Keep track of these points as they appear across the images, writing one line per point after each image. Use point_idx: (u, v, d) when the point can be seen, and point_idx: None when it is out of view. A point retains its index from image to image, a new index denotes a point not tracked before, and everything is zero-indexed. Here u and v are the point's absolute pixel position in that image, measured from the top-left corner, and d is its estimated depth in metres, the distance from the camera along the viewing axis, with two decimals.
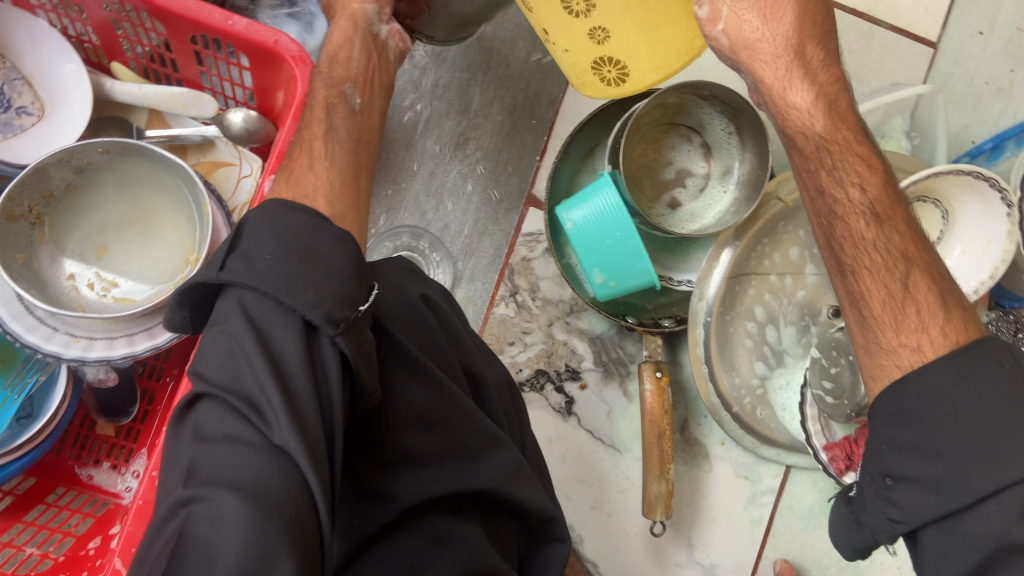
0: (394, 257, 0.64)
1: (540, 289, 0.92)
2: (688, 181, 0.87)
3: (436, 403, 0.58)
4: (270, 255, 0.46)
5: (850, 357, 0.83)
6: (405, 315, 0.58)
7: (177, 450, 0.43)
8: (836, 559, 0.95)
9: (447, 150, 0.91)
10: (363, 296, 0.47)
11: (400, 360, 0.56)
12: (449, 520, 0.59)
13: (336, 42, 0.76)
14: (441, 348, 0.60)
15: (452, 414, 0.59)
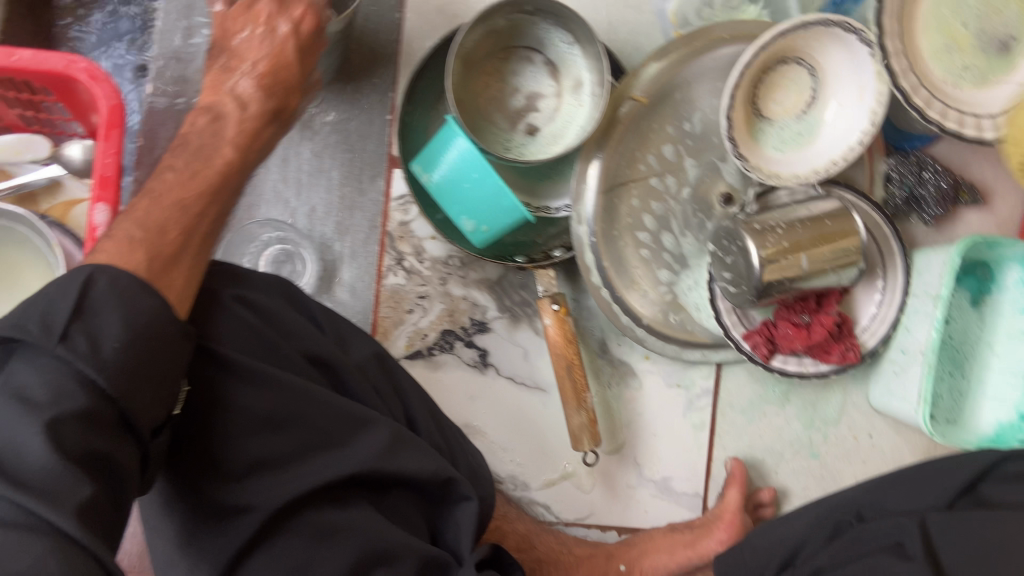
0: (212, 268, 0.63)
1: (425, 250, 0.89)
2: (540, 103, 0.83)
3: (279, 402, 0.57)
4: (118, 339, 0.47)
5: (741, 243, 0.80)
6: (223, 321, 0.59)
7: None
8: (787, 443, 0.93)
9: (294, 132, 0.88)
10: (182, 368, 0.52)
11: (226, 367, 0.57)
12: (332, 512, 0.58)
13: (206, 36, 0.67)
14: (274, 345, 0.60)
15: (297, 407, 0.58)
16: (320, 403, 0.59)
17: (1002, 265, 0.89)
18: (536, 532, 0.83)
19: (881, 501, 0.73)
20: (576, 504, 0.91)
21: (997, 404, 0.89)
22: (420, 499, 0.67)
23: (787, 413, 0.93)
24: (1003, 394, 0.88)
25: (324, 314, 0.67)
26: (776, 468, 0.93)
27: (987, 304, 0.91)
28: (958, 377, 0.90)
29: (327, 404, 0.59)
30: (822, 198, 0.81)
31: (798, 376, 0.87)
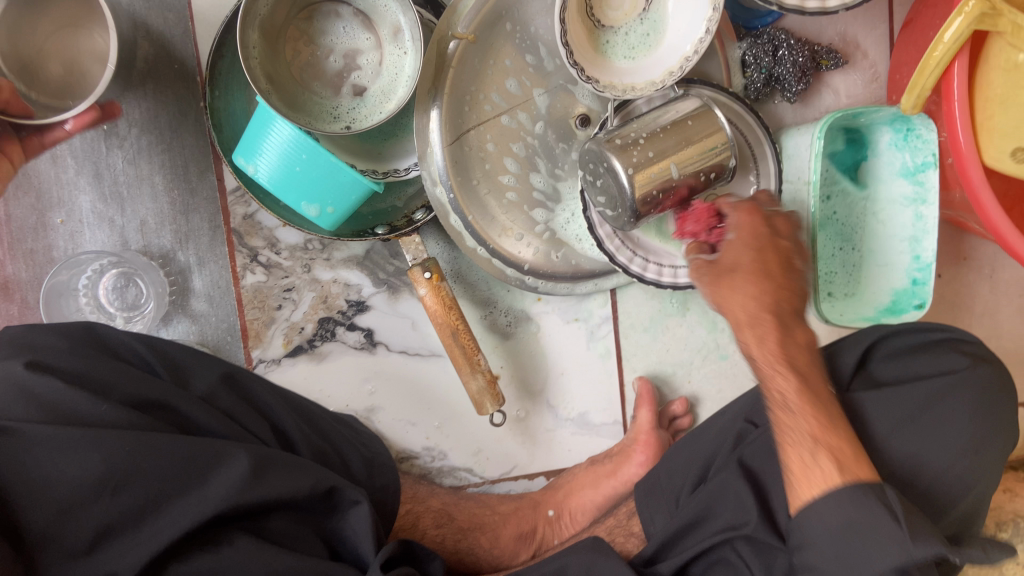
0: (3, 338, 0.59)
1: (279, 240, 0.82)
2: (360, 61, 0.76)
3: (110, 461, 0.52)
4: None
5: (607, 164, 0.74)
6: (27, 392, 0.54)
7: None
8: (695, 351, 0.91)
9: (100, 142, 0.78)
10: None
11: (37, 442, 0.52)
12: (204, 559, 0.54)
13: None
14: (91, 403, 0.55)
15: (131, 459, 0.53)
16: (158, 447, 0.54)
17: (874, 127, 0.84)
18: (453, 505, 0.79)
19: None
20: (497, 460, 0.89)
21: (886, 270, 0.87)
22: (310, 514, 0.63)
23: (690, 322, 0.91)
24: (892, 259, 0.86)
25: (150, 349, 0.63)
26: (688, 378, 0.92)
27: (865, 169, 0.87)
28: (848, 250, 0.88)
29: (168, 445, 0.55)
30: (682, 99, 0.77)
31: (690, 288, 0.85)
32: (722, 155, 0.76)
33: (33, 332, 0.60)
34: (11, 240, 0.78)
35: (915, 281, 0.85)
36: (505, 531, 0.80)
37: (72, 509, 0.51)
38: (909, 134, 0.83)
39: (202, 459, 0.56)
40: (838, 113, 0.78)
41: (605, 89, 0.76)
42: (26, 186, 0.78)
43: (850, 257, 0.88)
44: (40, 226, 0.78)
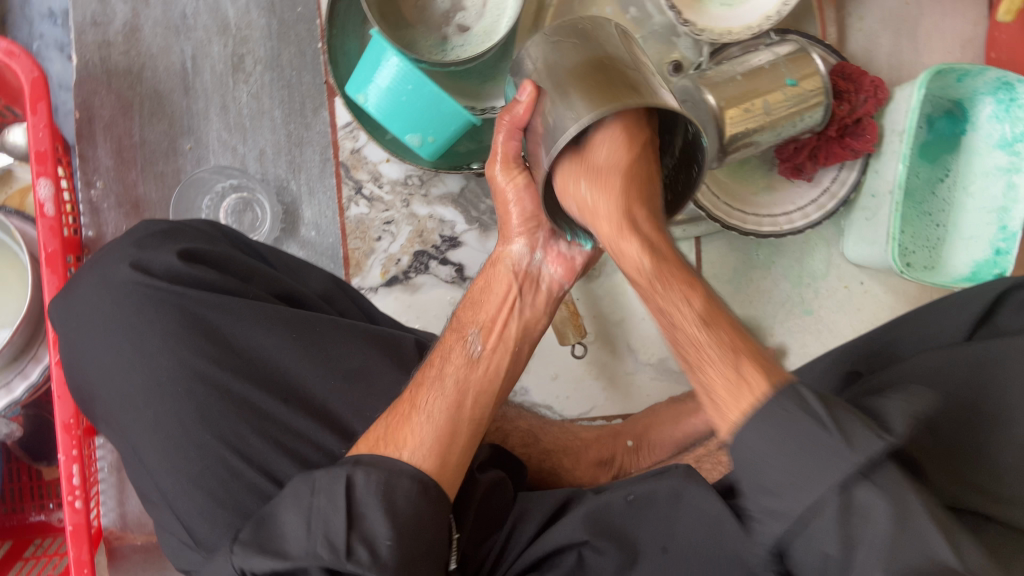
0: (139, 227, 0.60)
1: (382, 174, 0.88)
2: (466, 2, 0.81)
3: (280, 334, 0.56)
4: (425, 418, 0.52)
5: (697, 98, 0.77)
6: (182, 280, 0.56)
7: (333, 520, 0.45)
8: (779, 305, 0.92)
9: (227, 76, 0.86)
10: (217, 325, 0.55)
11: (212, 315, 0.55)
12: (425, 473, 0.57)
13: (479, 284, 0.64)
14: (243, 290, 0.58)
15: (309, 338, 0.57)
16: (332, 324, 0.58)
17: (976, 98, 0.84)
18: (538, 428, 0.81)
19: (897, 344, 0.65)
20: (578, 400, 0.91)
21: (972, 243, 0.85)
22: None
23: (775, 275, 0.92)
24: (979, 231, 0.84)
25: (273, 252, 0.65)
26: (772, 330, 0.92)
27: (962, 142, 0.86)
28: (927, 221, 0.87)
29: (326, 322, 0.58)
30: (778, 43, 0.79)
31: (773, 235, 0.86)
32: (815, 97, 0.77)
33: (167, 225, 0.61)
34: (144, 162, 0.86)
35: (999, 251, 0.82)
36: (586, 454, 0.81)
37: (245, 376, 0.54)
38: (1012, 104, 0.81)
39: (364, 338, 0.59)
40: (939, 67, 0.78)
41: (701, 35, 0.80)
42: (160, 115, 0.86)
43: (931, 232, 0.88)
44: (170, 151, 0.86)
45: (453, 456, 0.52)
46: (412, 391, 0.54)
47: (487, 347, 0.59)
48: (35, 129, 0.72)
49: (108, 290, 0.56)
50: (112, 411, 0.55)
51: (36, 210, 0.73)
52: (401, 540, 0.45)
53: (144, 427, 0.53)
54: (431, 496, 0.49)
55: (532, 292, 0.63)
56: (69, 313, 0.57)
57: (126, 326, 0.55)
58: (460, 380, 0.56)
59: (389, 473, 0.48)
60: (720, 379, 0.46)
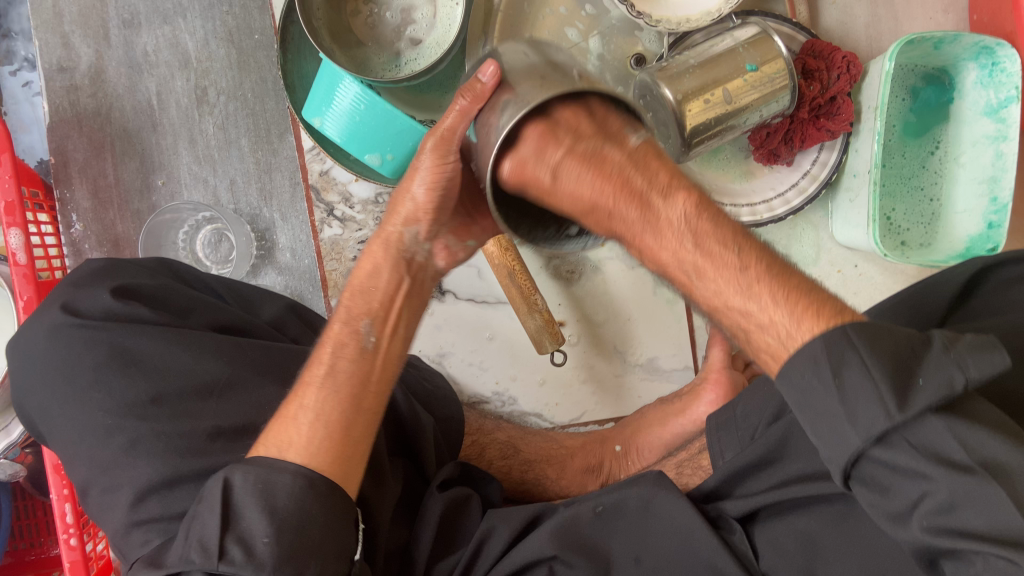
0: (84, 266, 0.61)
1: (352, 194, 0.87)
2: (415, 15, 0.80)
3: (216, 365, 0.57)
4: (307, 418, 0.52)
5: (655, 92, 0.75)
6: (119, 317, 0.57)
7: (205, 524, 0.47)
8: None
9: (193, 109, 0.87)
10: (152, 359, 0.56)
11: (149, 350, 0.56)
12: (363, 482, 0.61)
13: (363, 271, 0.58)
14: (183, 322, 0.59)
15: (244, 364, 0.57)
16: (263, 351, 0.60)
17: (959, 64, 0.79)
18: (519, 437, 0.81)
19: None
20: (568, 406, 0.90)
21: (965, 216, 0.81)
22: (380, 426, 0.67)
23: None
24: (971, 204, 0.80)
25: (221, 283, 0.66)
26: None
27: (949, 110, 0.82)
28: (917, 196, 0.83)
29: (255, 351, 0.59)
30: (740, 27, 0.76)
31: (754, 224, 0.83)
32: (780, 82, 0.74)
33: (108, 262, 0.62)
34: (121, 201, 0.87)
35: (991, 224, 0.79)
36: (571, 463, 0.80)
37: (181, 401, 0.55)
38: (995, 69, 0.77)
39: (289, 365, 0.61)
40: (909, 37, 0.74)
41: (657, 24, 0.77)
42: (132, 153, 0.87)
43: (922, 208, 0.83)
44: (144, 188, 0.87)
45: (349, 451, 0.53)
46: (300, 390, 0.54)
47: (384, 336, 0.57)
48: (1, 181, 0.75)
49: (44, 330, 0.57)
50: (67, 458, 0.56)
51: (9, 260, 0.76)
52: (280, 535, 0.47)
53: (91, 474, 0.54)
54: (325, 496, 0.49)
55: (416, 278, 0.59)
56: (21, 363, 0.58)
57: (67, 367, 0.55)
58: (356, 376, 0.55)
59: (264, 471, 0.48)
60: (783, 321, 0.44)
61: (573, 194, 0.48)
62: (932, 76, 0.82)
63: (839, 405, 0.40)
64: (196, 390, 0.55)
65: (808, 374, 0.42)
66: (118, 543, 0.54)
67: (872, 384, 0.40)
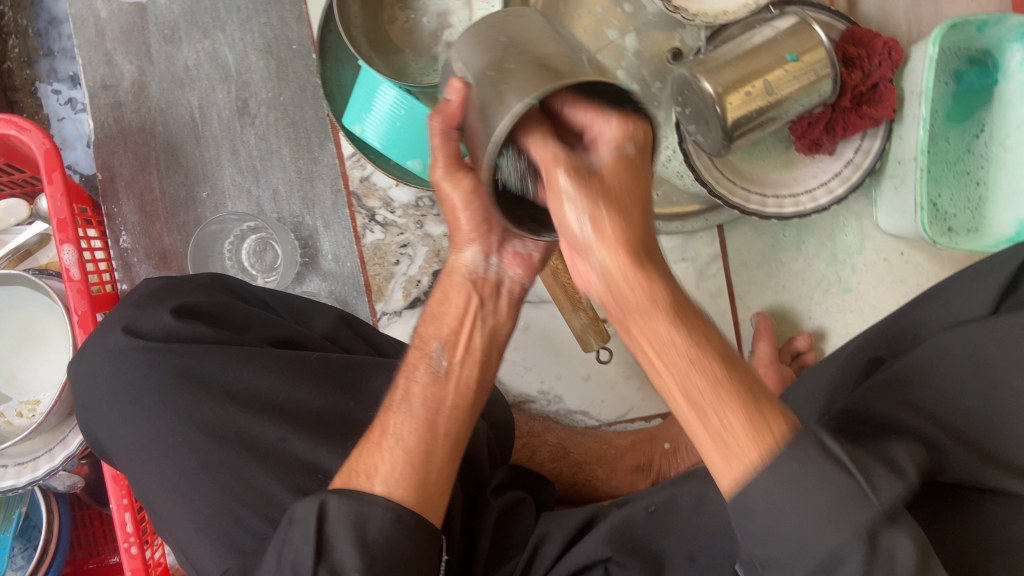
0: (140, 285, 0.62)
1: (393, 199, 0.88)
2: (451, 20, 0.81)
3: (271, 375, 0.57)
4: (394, 445, 0.52)
5: (695, 87, 0.74)
6: (177, 334, 0.58)
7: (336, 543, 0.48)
8: (814, 285, 0.88)
9: (234, 120, 0.88)
10: (212, 369, 0.56)
11: (205, 363, 0.56)
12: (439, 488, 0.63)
13: (433, 298, 0.58)
14: (240, 336, 0.60)
15: (301, 370, 0.58)
16: (321, 363, 0.59)
17: (1003, 45, 0.79)
18: (568, 439, 0.81)
19: (918, 325, 0.63)
20: (613, 403, 0.90)
21: (1015, 199, 0.80)
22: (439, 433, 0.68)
23: (806, 255, 0.88)
24: (1020, 186, 0.80)
25: (272, 296, 0.67)
26: (809, 312, 0.88)
27: (995, 92, 0.81)
28: (964, 180, 0.82)
29: (317, 362, 0.59)
30: (779, 18, 0.75)
31: (798, 216, 0.82)
32: (822, 71, 0.73)
33: (164, 282, 0.63)
34: (167, 214, 0.89)
35: None
36: (621, 462, 0.80)
37: (248, 414, 0.55)
38: None
39: (352, 375, 0.60)
40: (953, 21, 0.73)
41: (694, 18, 0.77)
42: (176, 166, 0.88)
43: (970, 191, 0.82)
44: (190, 200, 0.88)
45: (433, 483, 0.52)
46: (380, 416, 0.54)
47: (456, 361, 0.56)
48: (53, 198, 0.76)
49: (106, 349, 0.58)
50: (133, 469, 0.57)
51: (63, 275, 0.77)
52: (371, 566, 0.47)
53: (160, 484, 0.55)
54: (412, 528, 0.50)
55: (493, 298, 0.57)
56: (86, 378, 0.59)
57: (129, 381, 0.57)
58: (430, 402, 0.54)
59: (355, 501, 0.49)
60: (738, 420, 0.38)
61: (588, 257, 0.42)
62: (977, 59, 0.81)
63: (803, 500, 0.37)
64: (258, 399, 0.56)
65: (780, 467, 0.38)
66: (190, 551, 0.55)
67: (860, 467, 0.38)
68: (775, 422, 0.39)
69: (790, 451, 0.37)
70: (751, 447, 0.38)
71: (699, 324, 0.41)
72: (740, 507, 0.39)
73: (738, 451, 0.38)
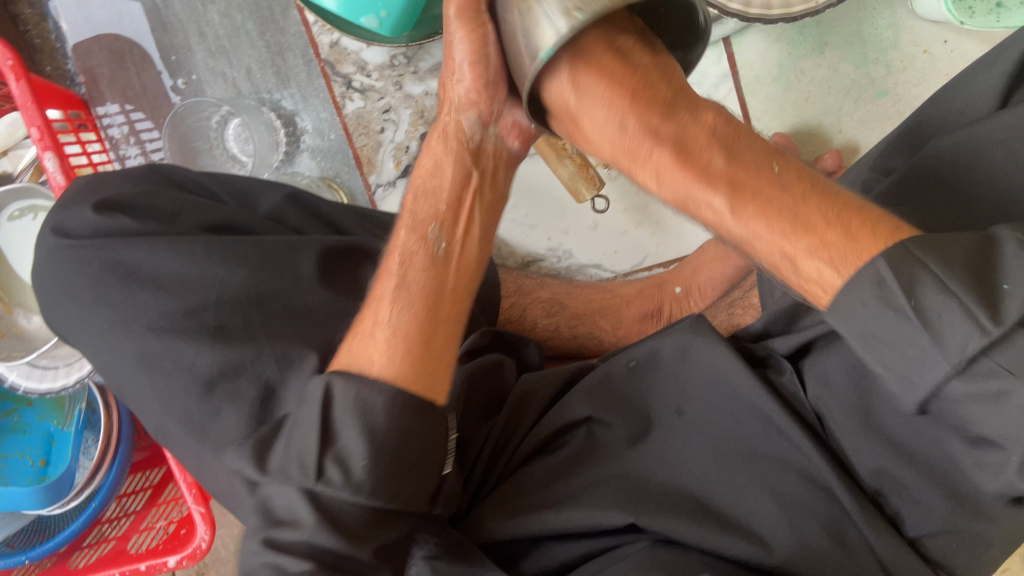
0: (72, 184, 0.63)
1: (366, 61, 0.83)
2: None
3: (198, 264, 0.58)
4: (390, 330, 0.48)
5: None
6: (103, 230, 0.58)
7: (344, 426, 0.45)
8: (842, 93, 0.77)
9: (196, 0, 0.84)
10: (143, 259, 0.57)
11: (133, 256, 0.57)
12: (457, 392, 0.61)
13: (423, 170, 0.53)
14: (172, 223, 0.60)
15: (230, 254, 0.59)
16: (255, 245, 0.60)
17: None
18: (565, 294, 0.78)
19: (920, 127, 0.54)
20: (627, 251, 0.84)
21: None
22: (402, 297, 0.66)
23: (831, 60, 0.76)
24: None
25: (213, 181, 0.66)
26: (839, 125, 0.78)
27: None
28: None
29: (248, 244, 0.60)
30: None
31: (810, 16, 0.68)
32: None
33: (94, 178, 0.63)
34: (153, 109, 0.88)
35: None
36: (627, 311, 0.77)
37: (180, 301, 0.56)
38: None
39: (287, 258, 0.61)
40: None
41: None
42: (150, 58, 0.87)
43: None
44: (170, 92, 0.87)
45: (435, 372, 0.48)
46: (375, 304, 0.50)
47: (456, 241, 0.52)
48: (23, 106, 0.76)
49: (46, 253, 0.60)
50: (103, 365, 0.59)
51: (51, 183, 0.78)
52: (377, 455, 0.44)
53: (127, 375, 0.57)
54: (420, 413, 0.46)
55: (483, 169, 0.53)
56: (43, 284, 0.61)
57: (77, 286, 0.58)
58: (426, 287, 0.50)
59: (361, 384, 0.45)
60: (825, 266, 0.39)
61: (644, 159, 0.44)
62: None
63: (895, 351, 0.37)
64: (189, 291, 0.57)
65: (869, 301, 0.37)
66: (169, 431, 0.58)
67: (918, 310, 0.36)
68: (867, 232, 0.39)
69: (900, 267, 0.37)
70: (870, 244, 0.38)
71: (757, 174, 0.42)
72: (861, 344, 0.39)
73: (821, 283, 0.40)
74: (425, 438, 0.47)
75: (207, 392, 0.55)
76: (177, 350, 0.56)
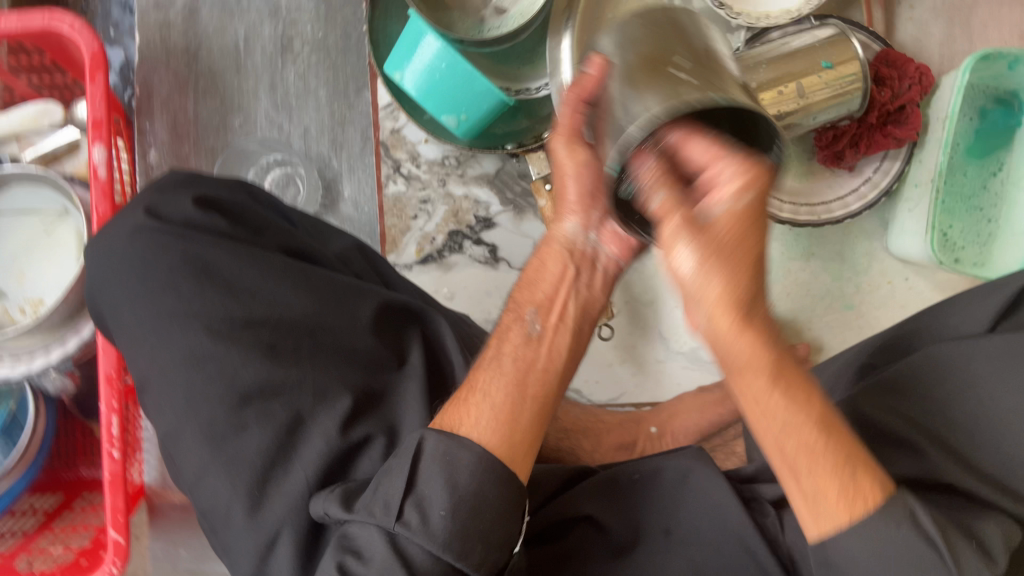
0: (165, 175, 0.65)
1: (420, 154, 0.89)
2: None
3: (275, 280, 0.60)
4: (494, 403, 0.51)
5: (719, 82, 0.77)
6: (195, 224, 0.60)
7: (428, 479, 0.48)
8: (817, 298, 0.90)
9: (277, 57, 0.90)
10: (224, 262, 0.59)
11: (214, 257, 0.59)
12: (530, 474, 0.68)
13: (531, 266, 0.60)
14: (253, 239, 0.62)
15: (302, 281, 0.61)
16: (327, 280, 0.62)
17: None
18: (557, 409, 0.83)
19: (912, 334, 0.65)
20: (606, 385, 0.91)
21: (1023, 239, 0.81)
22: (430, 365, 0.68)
23: (813, 267, 0.90)
24: None
25: (293, 212, 0.69)
26: (809, 324, 0.90)
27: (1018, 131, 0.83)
28: (975, 215, 0.83)
29: (322, 278, 0.62)
30: (820, 27, 0.77)
31: (811, 223, 0.83)
32: (849, 88, 0.75)
33: (189, 175, 0.65)
34: (197, 137, 0.90)
35: None
36: (607, 438, 0.82)
37: (248, 310, 0.58)
38: None
39: (351, 301, 0.63)
40: (984, 52, 0.76)
41: (738, 17, 0.80)
42: (212, 92, 0.91)
43: (981, 227, 0.84)
44: (221, 126, 0.90)
45: (521, 446, 0.51)
46: (470, 376, 0.54)
47: (548, 326, 0.56)
48: (93, 95, 0.77)
49: (126, 231, 0.60)
50: (137, 355, 0.58)
51: (90, 173, 0.77)
52: (457, 513, 0.47)
53: (164, 369, 0.57)
54: (504, 481, 0.49)
55: (589, 272, 0.59)
56: (100, 262, 0.61)
57: (145, 272, 0.58)
58: (520, 363, 0.53)
59: (453, 443, 0.49)
60: (835, 489, 0.45)
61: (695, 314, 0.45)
62: (1003, 99, 0.83)
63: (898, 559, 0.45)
64: (257, 303, 0.58)
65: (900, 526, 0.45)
66: (184, 437, 0.57)
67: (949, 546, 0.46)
68: (871, 489, 0.45)
69: (896, 520, 0.45)
70: (842, 512, 0.45)
71: (803, 384, 0.46)
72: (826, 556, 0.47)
73: (827, 514, 0.45)
74: (508, 511, 0.49)
75: (238, 407, 0.56)
76: (227, 358, 0.56)
